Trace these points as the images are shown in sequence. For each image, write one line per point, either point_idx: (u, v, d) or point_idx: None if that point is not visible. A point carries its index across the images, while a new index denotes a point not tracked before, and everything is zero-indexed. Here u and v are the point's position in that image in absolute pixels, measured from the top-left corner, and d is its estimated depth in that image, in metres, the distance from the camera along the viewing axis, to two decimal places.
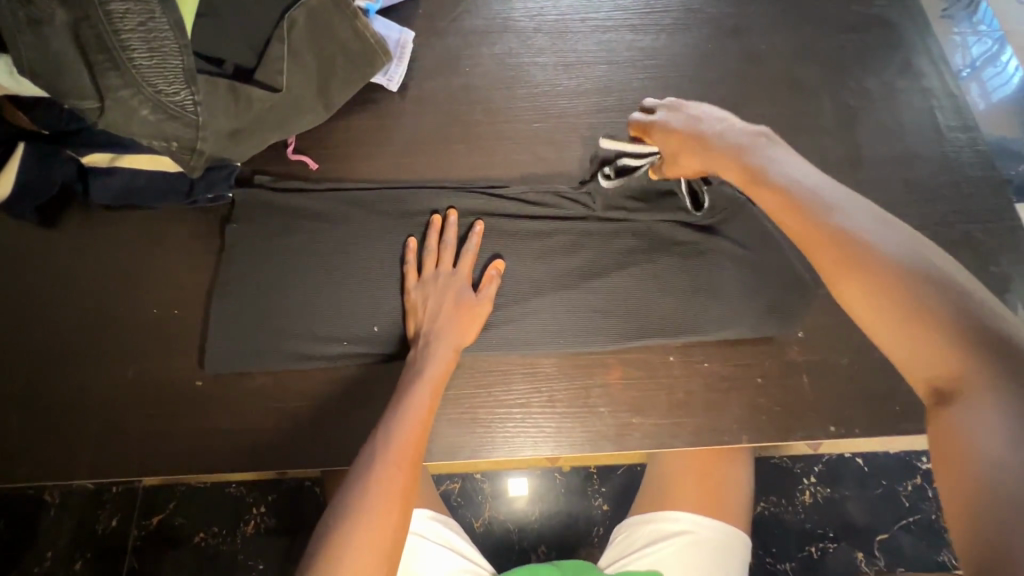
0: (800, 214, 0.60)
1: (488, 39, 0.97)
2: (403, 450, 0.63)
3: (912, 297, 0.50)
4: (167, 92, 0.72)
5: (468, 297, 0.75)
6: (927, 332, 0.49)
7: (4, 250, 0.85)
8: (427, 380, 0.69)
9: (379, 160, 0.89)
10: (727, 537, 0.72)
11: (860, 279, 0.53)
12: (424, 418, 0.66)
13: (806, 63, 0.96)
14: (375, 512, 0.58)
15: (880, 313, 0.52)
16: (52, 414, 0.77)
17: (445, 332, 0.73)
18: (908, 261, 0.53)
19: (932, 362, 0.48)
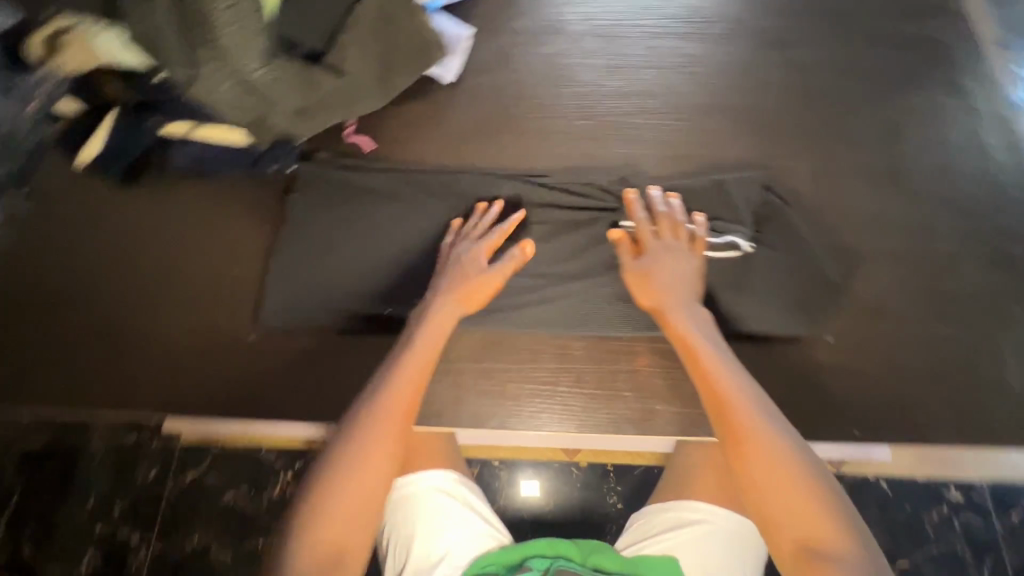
0: (726, 380, 0.68)
1: (542, 40, 1.02)
2: (394, 409, 0.68)
3: (802, 470, 0.61)
4: (248, 69, 0.81)
5: (477, 276, 0.78)
6: (802, 477, 0.61)
7: (88, 208, 0.94)
8: (421, 345, 0.73)
9: (431, 146, 0.94)
10: (745, 532, 0.73)
11: (770, 450, 0.62)
12: (416, 379, 0.71)
13: (851, 77, 0.97)
14: (367, 463, 0.65)
15: (782, 482, 0.61)
16: (120, 357, 0.85)
17: (447, 302, 0.77)
18: (792, 437, 0.64)
19: (804, 525, 0.59)
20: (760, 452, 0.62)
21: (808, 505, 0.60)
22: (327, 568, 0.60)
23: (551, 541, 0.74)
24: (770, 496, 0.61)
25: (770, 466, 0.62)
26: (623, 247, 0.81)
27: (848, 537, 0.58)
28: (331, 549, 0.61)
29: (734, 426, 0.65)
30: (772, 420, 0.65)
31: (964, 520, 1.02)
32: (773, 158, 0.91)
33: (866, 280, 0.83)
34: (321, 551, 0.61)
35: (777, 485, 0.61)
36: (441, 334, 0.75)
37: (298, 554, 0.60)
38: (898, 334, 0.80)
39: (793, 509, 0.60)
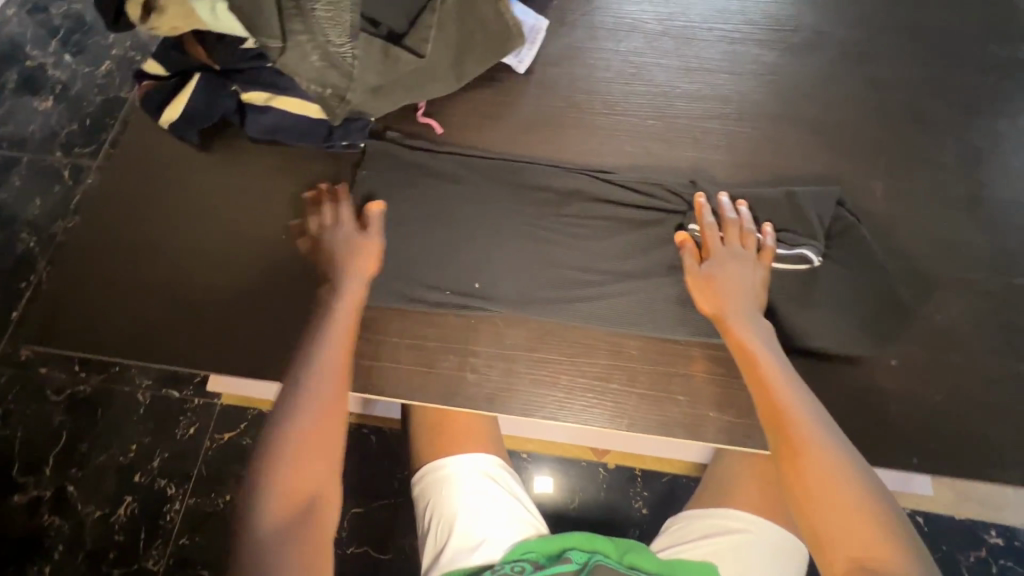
0: (779, 387, 0.67)
1: (616, 36, 1.01)
2: (328, 371, 0.70)
3: (859, 485, 0.60)
4: (335, 44, 0.83)
5: (355, 244, 0.82)
6: (857, 493, 0.59)
7: (162, 168, 0.97)
8: (341, 312, 0.76)
9: (499, 134, 0.95)
10: (785, 545, 0.73)
11: (824, 461, 0.61)
12: (344, 341, 0.74)
13: (934, 97, 0.94)
14: (309, 430, 0.65)
15: (833, 496, 0.59)
16: (184, 313, 0.88)
17: (353, 271, 0.80)
18: (851, 453, 0.62)
19: (857, 542, 0.57)
20: (816, 457, 0.61)
21: (864, 522, 0.57)
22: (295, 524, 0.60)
23: (589, 536, 0.75)
24: (822, 509, 0.59)
25: (821, 477, 0.60)
26: (686, 248, 0.80)
27: (910, 560, 0.55)
28: (299, 501, 0.62)
29: (787, 433, 0.64)
30: (827, 429, 0.64)
31: (1002, 566, 1.10)
32: (846, 175, 0.89)
33: (935, 307, 0.81)
34: (289, 502, 0.61)
35: (829, 498, 0.59)
36: (353, 297, 0.78)
37: (266, 506, 0.60)
38: (967, 366, 0.78)
39: (846, 525, 0.58)
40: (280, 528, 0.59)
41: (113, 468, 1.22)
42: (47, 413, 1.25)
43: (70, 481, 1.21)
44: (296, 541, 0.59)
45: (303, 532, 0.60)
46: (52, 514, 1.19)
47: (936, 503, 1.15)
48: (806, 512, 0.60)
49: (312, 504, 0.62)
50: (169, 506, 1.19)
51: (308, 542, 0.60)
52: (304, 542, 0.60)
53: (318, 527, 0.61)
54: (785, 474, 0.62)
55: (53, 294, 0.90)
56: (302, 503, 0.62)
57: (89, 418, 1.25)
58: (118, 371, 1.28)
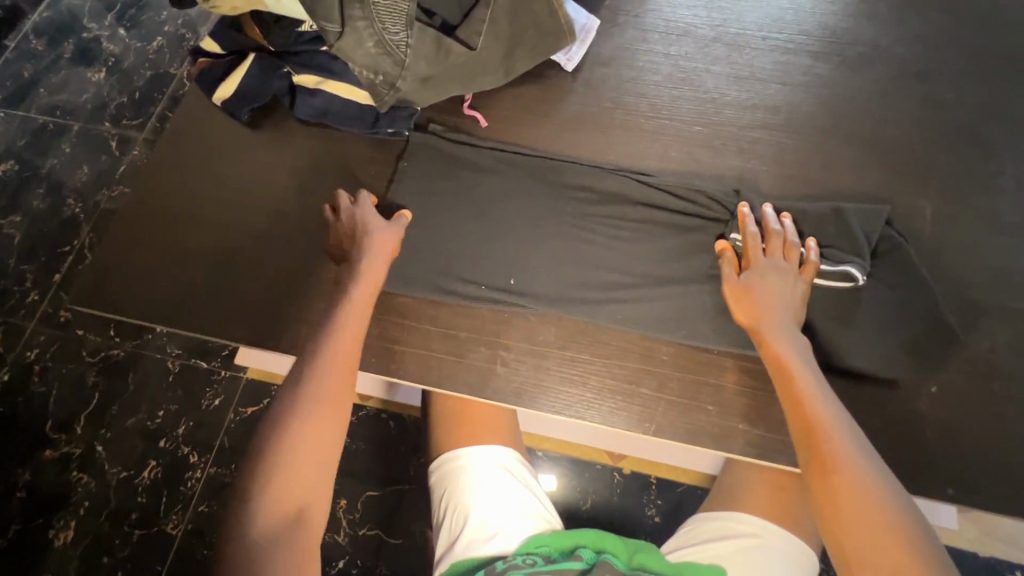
0: (812, 403, 0.66)
1: (667, 40, 1.00)
2: (335, 373, 0.68)
3: (893, 511, 0.58)
4: (391, 31, 0.83)
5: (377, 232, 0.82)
6: (889, 518, 0.58)
7: (210, 143, 0.99)
8: (353, 303, 0.76)
9: (542, 131, 0.95)
10: (791, 548, 0.76)
11: (855, 485, 0.60)
12: (353, 343, 0.72)
13: (995, 121, 0.91)
14: (313, 419, 0.64)
15: (860, 521, 0.58)
16: (223, 285, 0.90)
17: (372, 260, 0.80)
18: (885, 476, 0.61)
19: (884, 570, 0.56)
20: (852, 489, 0.59)
21: (894, 550, 0.56)
22: (288, 523, 0.59)
23: (599, 533, 0.76)
24: (848, 533, 0.58)
25: (847, 501, 0.59)
26: (726, 257, 0.79)
27: None
28: (293, 505, 0.60)
29: (819, 453, 0.63)
30: (865, 454, 0.62)
31: None
32: (896, 194, 0.87)
33: (980, 336, 0.78)
34: (283, 506, 0.59)
35: (857, 522, 0.58)
36: (364, 299, 0.77)
37: (259, 508, 0.58)
38: (1011, 399, 0.76)
39: (873, 553, 0.57)
40: (272, 533, 0.57)
41: (140, 432, 1.25)
42: (81, 374, 1.29)
43: (99, 441, 1.25)
44: (286, 549, 0.57)
45: (294, 541, 0.58)
46: (80, 472, 1.23)
47: (960, 537, 1.12)
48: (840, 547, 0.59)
49: (303, 504, 0.60)
50: (191, 472, 1.22)
51: (298, 550, 0.57)
52: (293, 548, 0.57)
53: (308, 538, 0.59)
54: (819, 499, 0.61)
55: (99, 259, 0.93)
56: (295, 511, 0.60)
57: (120, 382, 1.29)
58: (151, 338, 1.32)
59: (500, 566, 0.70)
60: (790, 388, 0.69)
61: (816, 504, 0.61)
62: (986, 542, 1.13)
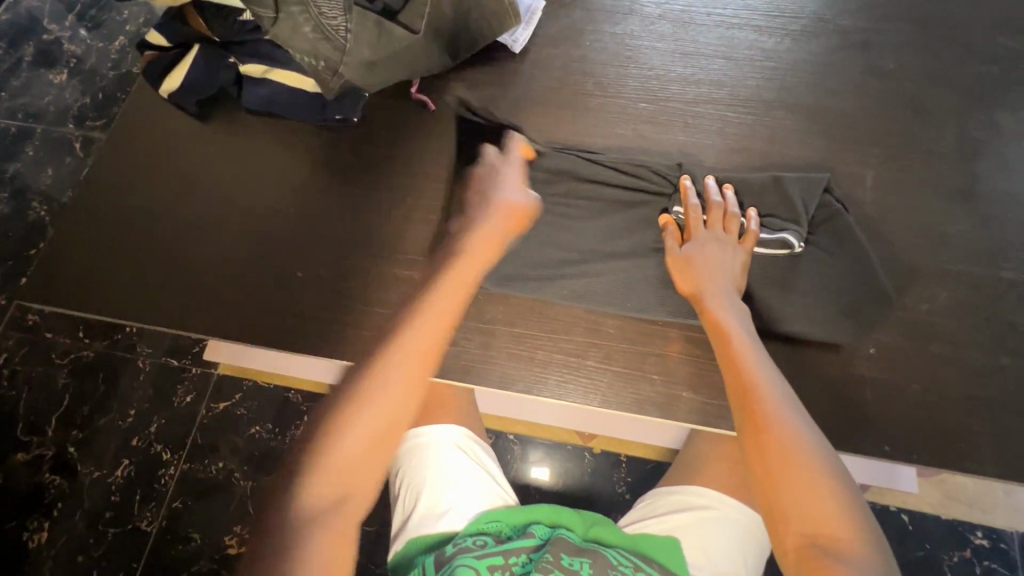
0: (746, 366, 0.67)
1: (613, 19, 1.01)
2: (410, 360, 0.68)
3: (824, 465, 0.60)
4: (328, 16, 0.83)
5: (511, 194, 0.84)
6: (819, 472, 0.60)
7: (160, 136, 0.99)
8: (446, 288, 0.75)
9: (490, 113, 0.96)
10: (745, 520, 0.77)
11: (788, 441, 0.61)
12: (438, 331, 0.71)
13: (933, 88, 0.93)
14: (380, 409, 0.66)
15: (797, 476, 0.60)
16: (177, 277, 0.90)
17: (492, 226, 0.81)
18: (810, 430, 0.63)
19: (813, 521, 0.58)
20: (781, 448, 0.61)
21: (823, 501, 0.58)
22: (332, 502, 0.61)
23: (553, 508, 0.77)
24: (782, 487, 0.60)
25: (779, 455, 0.61)
26: (669, 229, 0.80)
27: (862, 539, 0.57)
28: (341, 484, 0.62)
29: (756, 413, 0.64)
30: (796, 414, 0.64)
31: (985, 567, 1.12)
32: (837, 163, 0.88)
33: (917, 298, 0.80)
34: (329, 484, 0.62)
35: (792, 476, 0.60)
36: (468, 284, 0.76)
37: (311, 480, 0.61)
38: (946, 356, 0.78)
39: (805, 505, 0.59)
40: (323, 502, 0.61)
41: (112, 431, 1.25)
42: (50, 376, 1.29)
43: (71, 442, 1.25)
44: (325, 526, 0.60)
45: (334, 521, 0.60)
46: (52, 473, 1.23)
47: (921, 500, 1.15)
48: (769, 507, 0.60)
49: (353, 487, 0.63)
50: (164, 469, 1.23)
51: (335, 529, 0.60)
52: (328, 529, 0.60)
53: (352, 517, 0.62)
54: (751, 460, 0.62)
55: (53, 256, 0.93)
56: (346, 484, 0.62)
57: (90, 382, 1.29)
58: (120, 337, 1.32)
59: (450, 549, 0.69)
60: (728, 352, 0.69)
61: (748, 464, 0.63)
62: (947, 505, 1.15)
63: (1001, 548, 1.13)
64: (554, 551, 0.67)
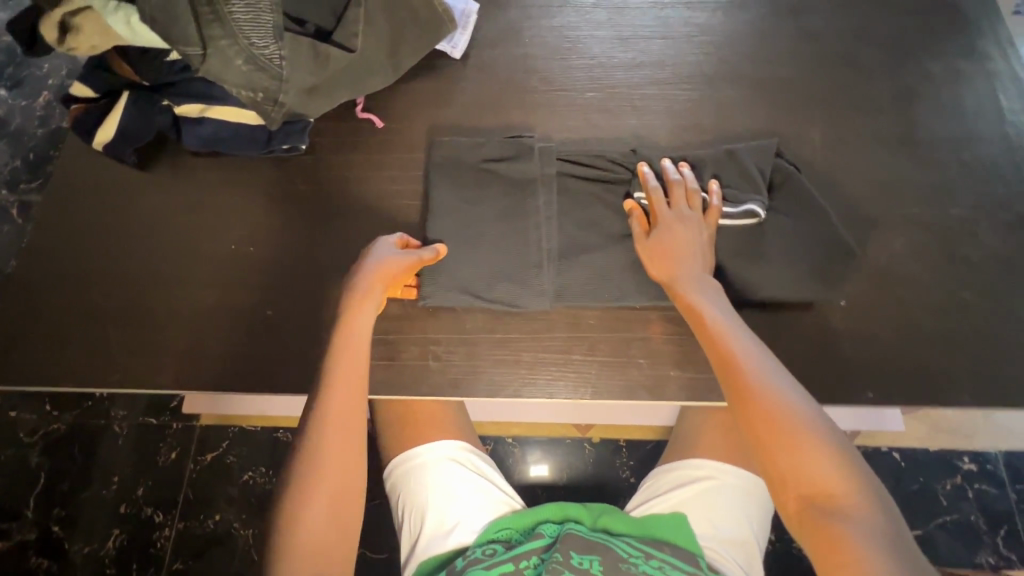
0: (721, 343, 0.69)
1: (549, 13, 1.01)
2: (330, 437, 0.66)
3: (810, 432, 0.61)
4: (259, 46, 0.79)
5: (376, 261, 0.76)
6: (808, 441, 0.60)
7: (103, 191, 0.95)
8: (347, 342, 0.71)
9: (441, 123, 0.95)
10: (747, 486, 0.79)
11: (772, 413, 0.62)
12: (349, 379, 0.69)
13: (864, 42, 0.96)
14: (324, 475, 0.64)
15: (783, 446, 0.61)
16: (141, 334, 0.87)
17: (366, 296, 0.74)
18: (796, 396, 0.63)
19: (813, 484, 0.59)
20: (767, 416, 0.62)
21: (819, 466, 0.59)
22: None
23: (559, 505, 0.79)
24: (776, 458, 0.61)
25: (765, 426, 0.62)
26: (634, 216, 0.80)
27: (866, 492, 0.58)
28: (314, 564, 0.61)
29: (742, 388, 0.65)
30: (781, 381, 0.65)
31: (977, 490, 1.17)
32: (785, 126, 0.90)
33: (877, 246, 0.83)
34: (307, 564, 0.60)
35: (782, 446, 0.61)
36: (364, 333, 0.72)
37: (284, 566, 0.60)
38: (912, 297, 0.81)
39: (803, 471, 0.60)
40: None
41: (98, 501, 1.20)
42: (22, 456, 1.23)
43: (54, 521, 1.19)
44: None
45: None
46: (39, 556, 1.17)
47: (909, 437, 1.20)
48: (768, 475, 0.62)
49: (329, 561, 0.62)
50: (158, 532, 1.18)
51: None
52: None
53: None
54: (745, 432, 0.64)
55: (4, 332, 0.88)
56: (319, 541, 0.62)
57: (66, 455, 1.23)
58: (92, 405, 1.26)
59: (461, 563, 0.71)
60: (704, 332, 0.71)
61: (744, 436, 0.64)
62: (934, 437, 1.20)
63: (989, 470, 1.18)
64: (564, 549, 0.69)
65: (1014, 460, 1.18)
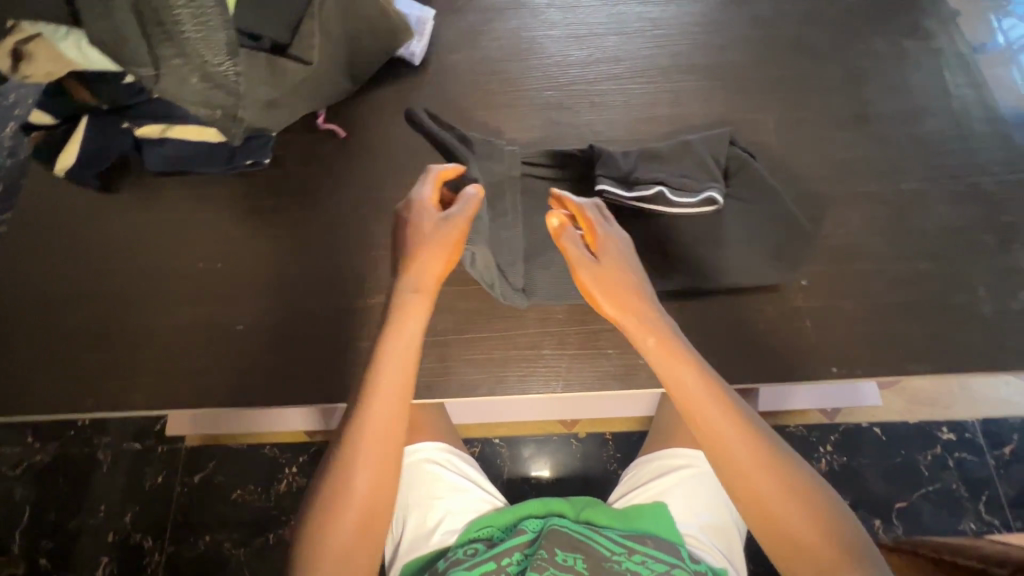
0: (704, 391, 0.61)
1: (504, 15, 1.02)
2: (366, 473, 0.59)
3: (809, 504, 0.55)
4: (213, 64, 0.78)
5: (428, 229, 0.69)
6: (807, 515, 0.55)
7: (69, 217, 0.94)
8: (390, 357, 0.63)
9: (403, 129, 0.96)
10: None
11: (769, 480, 0.56)
12: (390, 413, 0.61)
13: (812, 27, 0.98)
14: (345, 520, 0.57)
15: (785, 518, 0.55)
16: (114, 357, 0.87)
17: (415, 292, 0.66)
18: (792, 461, 0.58)
19: (817, 567, 0.53)
20: (747, 459, 0.57)
21: (826, 547, 0.53)
22: None
23: (541, 502, 0.80)
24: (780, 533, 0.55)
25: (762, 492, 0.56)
26: (566, 235, 0.70)
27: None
28: None
29: (733, 449, 0.58)
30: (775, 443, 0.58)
31: (957, 458, 1.19)
32: (739, 114, 0.92)
33: (836, 224, 0.85)
34: None
35: (783, 517, 0.55)
36: (413, 343, 0.64)
37: None
38: (871, 272, 0.82)
39: (807, 550, 0.54)
40: None
41: (85, 531, 1.19)
42: (5, 490, 1.21)
43: (42, 554, 1.18)
44: None
45: None
46: None
47: (889, 412, 1.22)
48: (753, 516, 0.57)
49: None
50: (148, 557, 1.17)
51: None
52: None
53: None
54: (744, 499, 0.57)
55: None
56: None
57: (50, 486, 1.22)
58: (74, 433, 1.25)
59: (443, 564, 0.72)
60: (660, 358, 0.63)
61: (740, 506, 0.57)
62: (912, 409, 1.23)
63: (968, 438, 1.20)
64: (548, 547, 0.70)
65: (990, 427, 1.21)
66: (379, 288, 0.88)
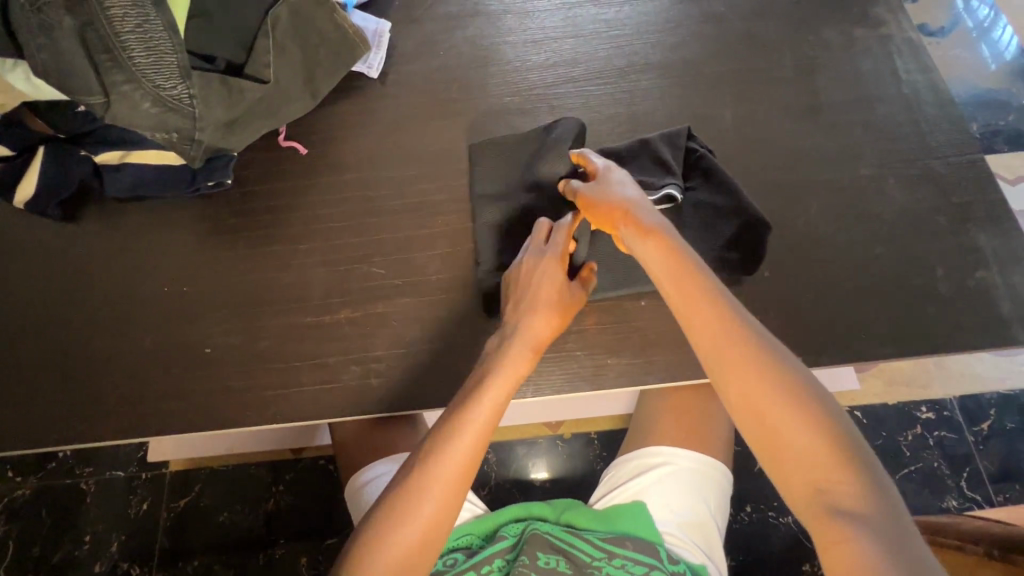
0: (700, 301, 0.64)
1: (461, 23, 1.03)
2: (446, 482, 0.63)
3: (804, 409, 0.57)
4: (165, 87, 0.79)
5: (549, 292, 0.75)
6: (799, 415, 0.56)
7: (32, 248, 0.94)
8: (490, 389, 0.68)
9: (364, 142, 0.96)
10: (703, 467, 0.80)
11: (767, 384, 0.58)
12: (478, 438, 0.65)
13: (765, 20, 0.99)
14: (418, 514, 0.62)
15: (779, 421, 0.57)
16: (84, 387, 0.86)
17: (521, 346, 0.72)
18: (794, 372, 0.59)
19: (806, 466, 0.55)
20: (753, 385, 0.58)
21: (817, 447, 0.55)
22: None
23: (520, 505, 0.80)
24: (773, 434, 0.57)
25: (752, 392, 0.58)
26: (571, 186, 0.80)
27: (868, 482, 0.53)
28: None
29: (728, 354, 0.60)
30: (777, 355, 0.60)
31: (937, 437, 1.20)
32: (697, 109, 0.93)
33: (795, 214, 0.86)
34: None
35: (773, 417, 0.57)
36: (515, 383, 0.70)
37: None
38: (831, 260, 0.83)
39: (795, 449, 0.56)
40: None
41: (71, 563, 1.18)
42: None
43: None
44: None
45: None
46: None
47: (868, 395, 1.23)
48: (755, 438, 0.58)
49: None
50: None
51: None
52: None
53: None
54: (739, 403, 0.59)
55: None
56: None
57: (34, 520, 1.20)
58: (56, 465, 1.23)
59: None
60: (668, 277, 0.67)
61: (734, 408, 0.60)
62: (890, 390, 1.24)
63: (947, 416, 1.22)
64: (530, 552, 0.71)
65: (967, 404, 1.22)
66: (346, 302, 0.87)
